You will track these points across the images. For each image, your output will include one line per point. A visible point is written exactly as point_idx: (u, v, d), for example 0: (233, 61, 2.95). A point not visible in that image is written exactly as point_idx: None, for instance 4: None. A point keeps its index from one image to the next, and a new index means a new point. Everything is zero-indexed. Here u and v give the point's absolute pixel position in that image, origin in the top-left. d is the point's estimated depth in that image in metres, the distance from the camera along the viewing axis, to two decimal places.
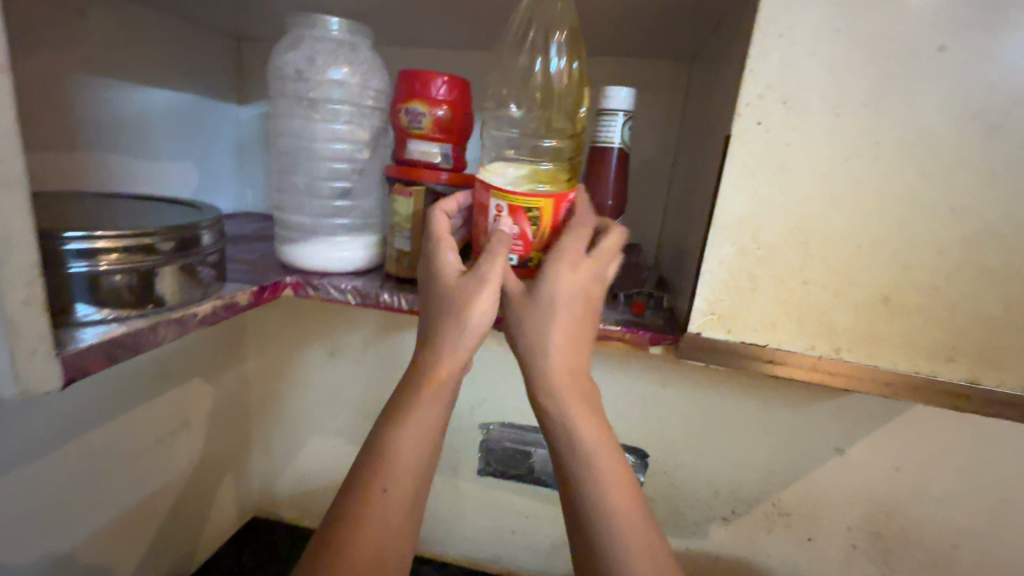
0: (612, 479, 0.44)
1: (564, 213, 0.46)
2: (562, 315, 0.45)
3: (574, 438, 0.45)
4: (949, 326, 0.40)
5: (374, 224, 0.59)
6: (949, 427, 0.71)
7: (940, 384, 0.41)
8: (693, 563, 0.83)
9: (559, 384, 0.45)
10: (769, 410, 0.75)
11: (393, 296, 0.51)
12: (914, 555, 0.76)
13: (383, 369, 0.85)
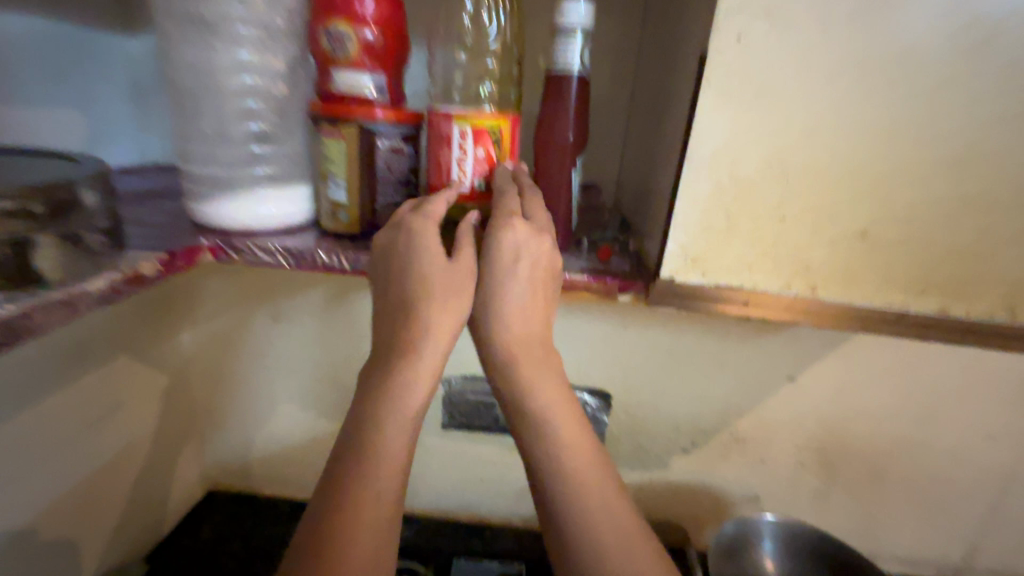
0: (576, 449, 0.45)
1: (518, 136, 0.47)
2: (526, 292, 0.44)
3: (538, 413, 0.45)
4: (923, 258, 0.40)
5: (302, 170, 0.51)
6: (889, 349, 0.74)
7: (913, 317, 0.41)
8: (655, 493, 0.86)
9: (523, 362, 0.45)
10: (727, 345, 0.76)
11: (331, 255, 0.45)
12: (854, 467, 0.81)
13: (335, 331, 0.80)
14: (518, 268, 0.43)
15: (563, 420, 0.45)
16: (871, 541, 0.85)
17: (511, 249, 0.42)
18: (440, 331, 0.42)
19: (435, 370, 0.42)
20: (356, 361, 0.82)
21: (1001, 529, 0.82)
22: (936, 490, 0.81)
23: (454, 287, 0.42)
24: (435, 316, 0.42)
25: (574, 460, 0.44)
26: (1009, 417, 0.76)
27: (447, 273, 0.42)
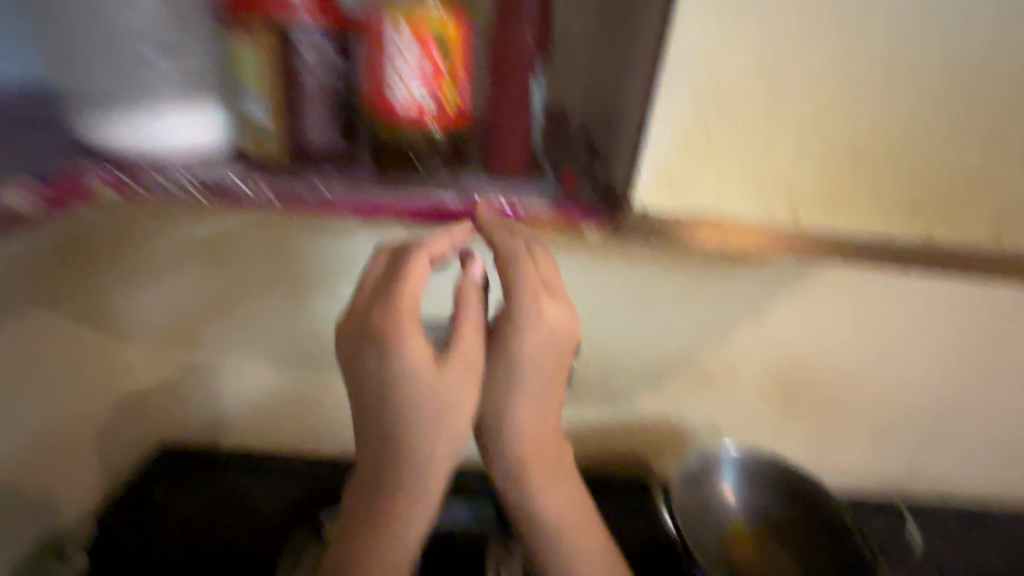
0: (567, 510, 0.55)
1: (468, 44, 0.42)
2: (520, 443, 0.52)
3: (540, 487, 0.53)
4: (904, 178, 0.40)
5: (208, 80, 0.43)
6: (858, 283, 0.74)
7: (890, 242, 0.41)
8: (621, 429, 0.87)
9: (533, 482, 0.53)
10: (698, 282, 0.74)
11: (254, 188, 0.40)
12: (813, 398, 0.84)
13: (290, 276, 0.74)
14: (537, 427, 0.52)
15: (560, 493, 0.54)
16: (823, 465, 0.90)
17: (534, 410, 0.51)
18: (454, 427, 0.48)
19: (461, 430, 0.49)
20: (313, 308, 0.76)
21: (940, 449, 0.87)
22: (887, 416, 0.85)
23: (471, 363, 0.48)
24: (470, 396, 0.48)
25: (565, 521, 0.55)
26: (961, 346, 0.79)
27: (458, 370, 0.47)
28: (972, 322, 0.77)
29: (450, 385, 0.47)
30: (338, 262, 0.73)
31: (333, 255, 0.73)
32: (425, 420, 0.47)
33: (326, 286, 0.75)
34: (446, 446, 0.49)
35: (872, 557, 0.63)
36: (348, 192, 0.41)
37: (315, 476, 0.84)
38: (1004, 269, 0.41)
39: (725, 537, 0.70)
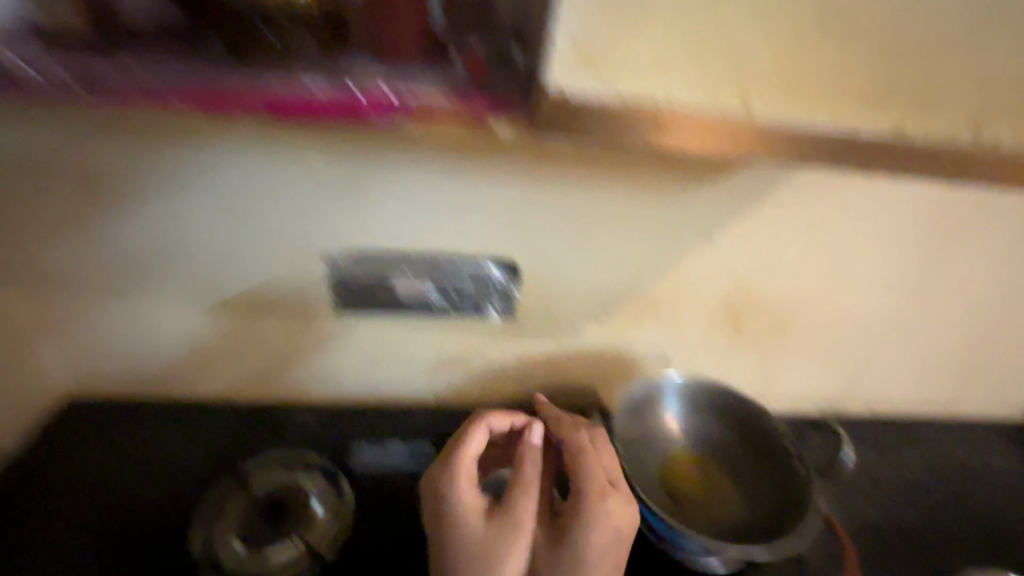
0: None
1: None
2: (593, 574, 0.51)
3: None
4: (856, 57, 0.35)
5: None
6: (810, 201, 0.70)
7: (853, 136, 0.37)
8: (567, 360, 0.85)
9: None
10: (648, 204, 0.69)
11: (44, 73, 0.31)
12: (760, 323, 0.82)
13: (178, 201, 0.63)
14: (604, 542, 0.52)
15: None
16: (766, 387, 0.91)
17: (604, 517, 0.53)
18: (511, 551, 0.51)
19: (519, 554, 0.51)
20: (213, 238, 0.66)
21: (875, 367, 0.90)
22: (830, 338, 0.85)
23: (514, 528, 0.52)
24: (513, 544, 0.51)
25: None
26: (907, 266, 0.78)
27: (502, 526, 0.52)
28: (919, 241, 0.75)
29: (501, 532, 0.52)
30: (234, 184, 0.62)
31: (228, 176, 0.62)
32: (482, 540, 0.51)
33: (225, 211, 0.64)
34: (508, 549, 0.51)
35: (805, 474, 0.63)
36: (191, 86, 0.33)
37: (249, 425, 0.80)
38: (952, 164, 0.38)
39: (664, 460, 0.69)
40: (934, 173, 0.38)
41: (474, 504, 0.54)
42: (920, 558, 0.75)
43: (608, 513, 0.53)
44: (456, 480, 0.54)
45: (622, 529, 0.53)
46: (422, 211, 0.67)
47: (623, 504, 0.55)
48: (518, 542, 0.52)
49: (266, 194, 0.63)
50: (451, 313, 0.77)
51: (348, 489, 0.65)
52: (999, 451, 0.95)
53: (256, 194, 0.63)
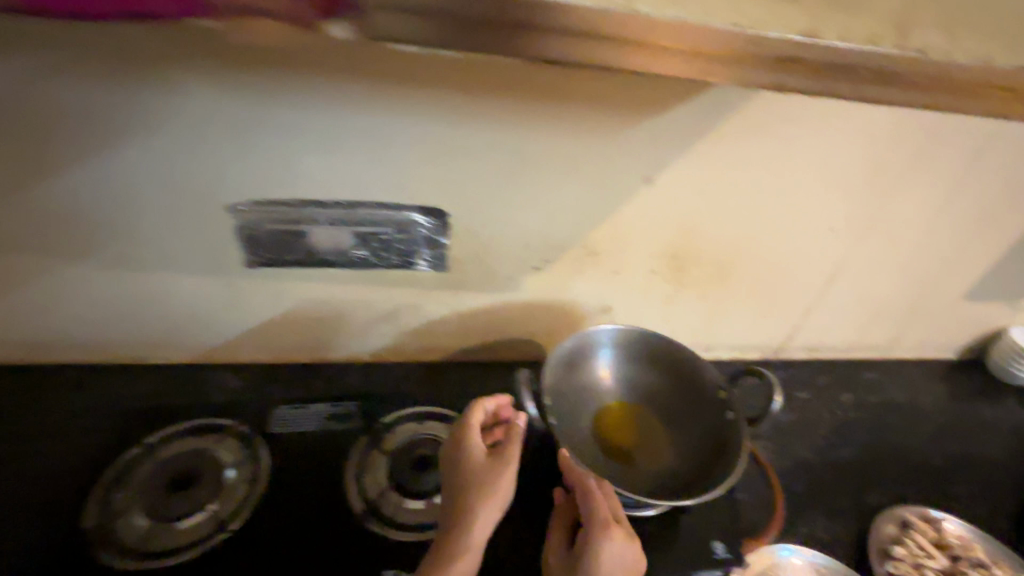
0: None
1: None
2: None
3: None
4: None
5: None
6: (755, 139, 0.66)
7: (767, 45, 0.33)
8: (508, 313, 0.81)
9: None
10: (581, 141, 0.63)
11: None
12: (702, 269, 0.80)
13: (33, 131, 0.56)
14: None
15: None
16: (710, 334, 0.90)
17: (608, 559, 0.50)
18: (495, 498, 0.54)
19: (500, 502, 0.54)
20: (88, 171, 0.59)
21: (817, 312, 0.90)
22: (774, 284, 0.84)
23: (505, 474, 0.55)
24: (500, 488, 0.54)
25: None
26: (851, 207, 0.75)
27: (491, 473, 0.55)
28: (863, 182, 0.73)
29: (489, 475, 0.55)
30: (94, 105, 0.54)
31: (84, 96, 0.54)
32: (475, 480, 0.54)
33: (93, 139, 0.57)
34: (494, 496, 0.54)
35: (733, 421, 0.63)
36: None
37: (165, 385, 0.75)
38: (871, 76, 0.35)
39: (598, 409, 0.68)
40: (853, 83, 0.35)
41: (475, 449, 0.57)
42: (848, 493, 0.77)
43: (612, 554, 0.50)
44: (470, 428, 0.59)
45: (626, 565, 0.50)
46: (331, 151, 0.61)
47: (627, 540, 0.51)
48: (506, 481, 0.55)
49: (139, 119, 0.56)
50: (376, 266, 0.71)
51: (268, 458, 0.61)
52: (931, 390, 0.97)
53: (125, 119, 0.56)
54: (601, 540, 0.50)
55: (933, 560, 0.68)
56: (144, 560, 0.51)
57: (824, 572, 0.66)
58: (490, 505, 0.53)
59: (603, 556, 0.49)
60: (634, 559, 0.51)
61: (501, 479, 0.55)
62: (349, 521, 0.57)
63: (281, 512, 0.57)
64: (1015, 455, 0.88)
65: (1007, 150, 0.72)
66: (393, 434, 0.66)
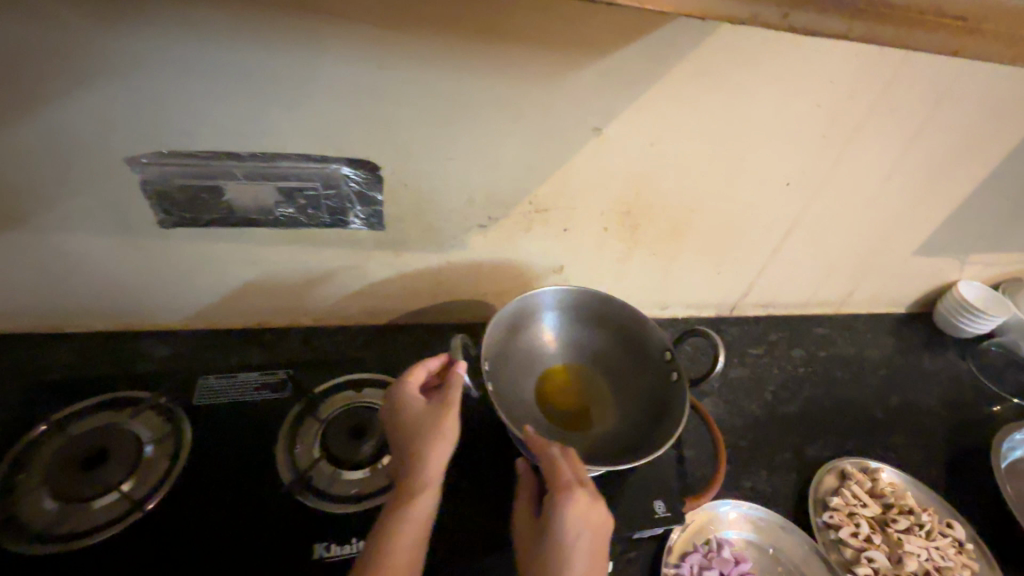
0: None
1: None
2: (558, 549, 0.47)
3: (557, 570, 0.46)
4: None
5: None
6: (709, 85, 0.62)
7: None
8: (455, 274, 0.77)
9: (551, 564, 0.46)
10: (521, 87, 0.58)
11: None
12: (656, 226, 0.77)
13: None
14: (578, 543, 0.47)
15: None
16: (664, 292, 0.89)
17: (573, 523, 0.47)
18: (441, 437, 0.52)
19: (448, 440, 0.52)
20: None
21: (771, 269, 0.89)
22: (729, 240, 0.82)
23: (448, 412, 0.54)
24: (445, 426, 0.53)
25: None
26: (807, 160, 0.73)
27: (433, 412, 0.54)
28: (820, 133, 0.70)
29: (433, 416, 0.53)
30: None
31: None
32: (417, 423, 0.53)
33: None
34: (438, 432, 0.52)
35: (676, 383, 0.62)
36: None
37: (82, 355, 0.70)
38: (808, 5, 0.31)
39: (542, 375, 0.66)
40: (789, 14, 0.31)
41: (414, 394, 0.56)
42: (792, 446, 0.78)
43: (577, 517, 0.48)
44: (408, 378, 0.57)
45: (592, 524, 0.48)
46: (238, 95, 0.54)
47: (593, 501, 0.49)
48: (446, 425, 0.53)
49: None
50: (305, 225, 0.66)
51: (188, 433, 0.58)
52: (878, 343, 0.99)
53: None
54: (564, 505, 0.48)
55: (866, 508, 0.71)
56: (54, 544, 0.48)
57: (761, 524, 0.67)
58: (439, 447, 0.51)
59: (568, 520, 0.47)
60: (602, 520, 0.49)
61: (447, 421, 0.53)
62: (278, 492, 0.55)
63: (205, 486, 0.55)
64: (952, 404, 0.91)
65: (967, 100, 0.70)
66: (328, 403, 0.63)
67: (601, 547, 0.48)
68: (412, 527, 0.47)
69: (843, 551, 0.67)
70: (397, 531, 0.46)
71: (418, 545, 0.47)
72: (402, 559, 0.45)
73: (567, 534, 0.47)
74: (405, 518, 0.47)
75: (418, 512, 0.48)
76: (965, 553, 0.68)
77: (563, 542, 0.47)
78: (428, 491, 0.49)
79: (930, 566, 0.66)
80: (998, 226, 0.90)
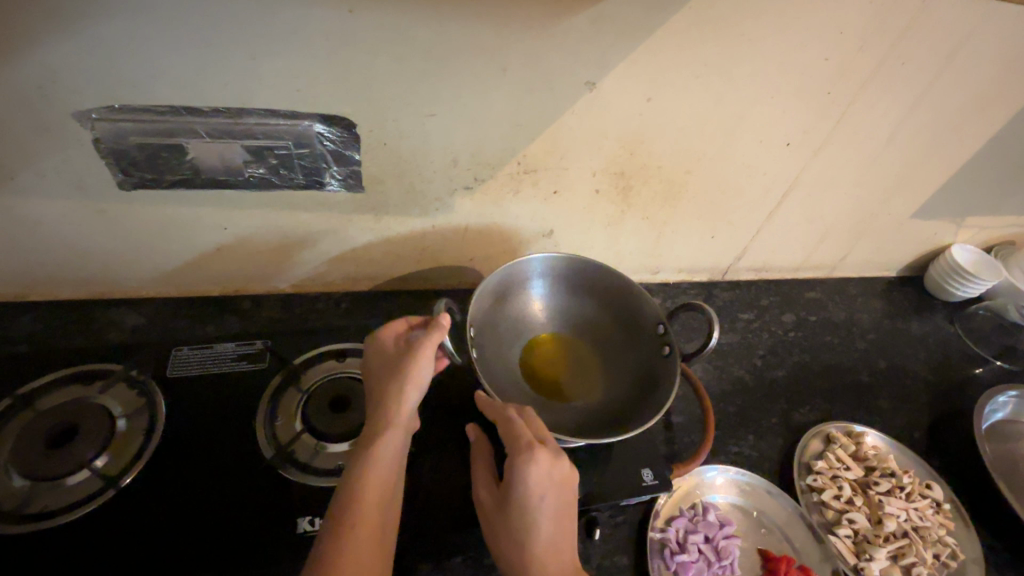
0: (543, 550, 0.46)
1: None
2: (523, 506, 0.46)
3: (523, 524, 0.46)
4: None
5: None
6: (711, 36, 0.57)
7: None
8: (440, 238, 0.74)
9: (518, 519, 0.46)
10: (509, 36, 0.53)
11: None
12: (650, 188, 0.74)
13: None
14: (544, 502, 0.47)
15: (547, 529, 0.46)
16: (657, 257, 0.86)
17: (535, 483, 0.46)
18: (411, 378, 0.51)
19: (419, 379, 0.51)
20: None
21: (766, 232, 0.86)
22: (724, 203, 0.79)
23: (418, 355, 0.52)
24: (416, 369, 0.51)
25: (535, 556, 0.45)
26: (810, 118, 0.69)
27: (402, 356, 0.53)
28: (825, 89, 0.66)
29: (402, 360, 0.52)
30: None
31: None
32: (388, 368, 0.52)
33: None
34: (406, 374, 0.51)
35: (668, 357, 0.60)
36: None
37: (49, 325, 0.66)
38: None
39: (529, 346, 0.65)
40: None
41: (387, 344, 0.55)
42: (779, 411, 0.79)
43: (539, 478, 0.46)
44: (381, 331, 0.56)
45: (554, 483, 0.47)
46: (195, 44, 0.48)
47: (554, 459, 0.47)
48: (416, 369, 0.52)
49: None
50: (278, 187, 0.62)
51: (162, 406, 0.56)
52: (868, 307, 0.99)
53: None
54: (523, 469, 0.46)
55: (850, 471, 0.72)
56: (27, 523, 0.46)
57: (745, 488, 0.68)
58: (411, 386, 0.51)
59: (530, 483, 0.46)
60: (565, 477, 0.48)
61: (423, 359, 0.52)
62: (260, 466, 0.54)
63: (182, 462, 0.53)
64: (937, 367, 0.92)
65: (980, 52, 0.66)
66: (308, 374, 0.61)
67: (567, 501, 0.48)
68: (382, 461, 0.47)
69: (826, 512, 0.68)
70: (365, 465, 0.46)
71: (389, 479, 0.47)
72: (372, 490, 0.45)
73: (530, 497, 0.46)
74: (372, 453, 0.47)
75: (386, 449, 0.47)
76: (942, 513, 0.70)
77: (526, 504, 0.46)
78: (397, 426, 0.49)
79: (909, 526, 0.67)
80: (999, 187, 0.88)
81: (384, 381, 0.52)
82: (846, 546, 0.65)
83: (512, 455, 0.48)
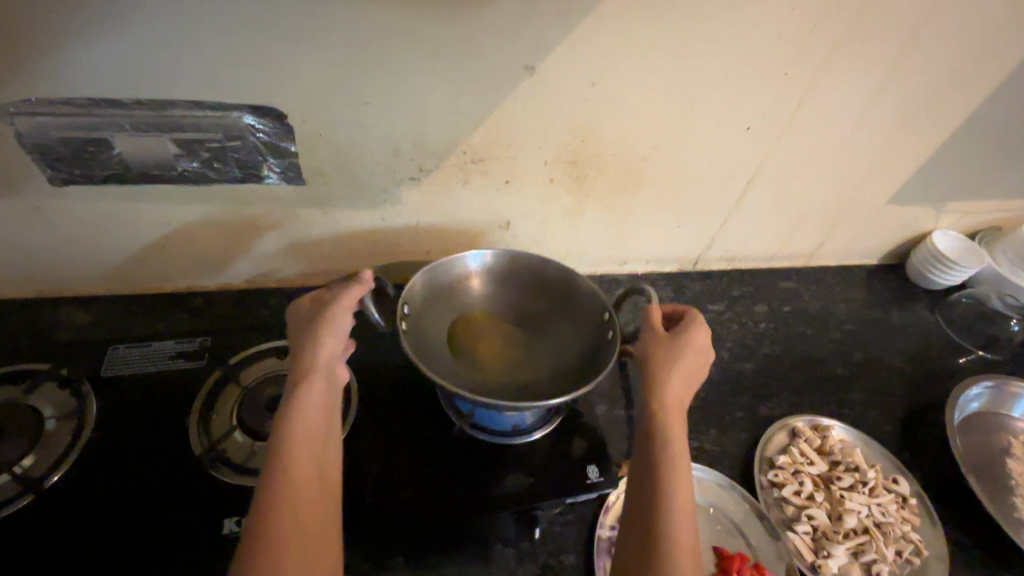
0: (684, 372, 0.54)
1: None
2: (690, 343, 0.56)
3: (686, 350, 0.55)
4: None
5: None
6: (652, 16, 0.55)
7: None
8: (392, 232, 0.72)
9: (684, 345, 0.55)
10: (437, 21, 0.51)
11: None
12: (607, 175, 0.71)
13: None
14: (699, 355, 0.56)
15: (692, 364, 0.55)
16: (622, 248, 0.84)
17: (703, 339, 0.57)
18: (328, 333, 0.50)
19: (337, 331, 0.50)
20: None
21: (734, 221, 0.84)
22: (689, 191, 0.76)
23: (340, 309, 0.51)
24: (334, 323, 0.50)
25: (683, 373, 0.54)
26: (768, 101, 0.66)
27: (318, 313, 0.51)
28: (781, 69, 0.63)
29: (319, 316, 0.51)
30: None
31: None
32: (307, 325, 0.51)
33: None
34: (325, 329, 0.50)
35: (611, 339, 0.59)
36: None
37: None
38: None
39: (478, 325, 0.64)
40: None
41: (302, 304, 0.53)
42: (744, 405, 0.77)
43: (704, 341, 0.57)
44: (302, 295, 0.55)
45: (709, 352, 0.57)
46: (105, 35, 0.47)
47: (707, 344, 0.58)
48: (334, 323, 0.50)
49: None
50: (215, 181, 0.60)
51: (93, 409, 0.56)
52: (846, 297, 0.96)
53: None
54: (703, 326, 0.57)
55: (813, 466, 0.70)
56: None
57: (701, 484, 0.66)
58: (331, 337, 0.50)
59: (703, 337, 0.57)
60: (706, 363, 0.56)
61: (340, 312, 0.51)
62: (193, 466, 0.53)
63: (115, 464, 0.52)
64: (915, 358, 0.89)
65: (942, 29, 0.63)
66: (250, 371, 0.60)
67: (699, 380, 0.56)
68: (308, 416, 0.45)
69: (785, 508, 0.66)
70: (290, 419, 0.45)
71: (316, 434, 0.45)
72: (300, 449, 0.44)
73: (701, 340, 0.56)
74: (298, 406, 0.46)
75: (311, 403, 0.46)
76: (907, 509, 0.68)
77: (694, 340, 0.56)
78: (316, 378, 0.47)
79: (870, 522, 0.65)
80: (977, 171, 0.85)
81: (303, 336, 0.50)
82: (804, 543, 0.63)
83: (691, 316, 0.59)
